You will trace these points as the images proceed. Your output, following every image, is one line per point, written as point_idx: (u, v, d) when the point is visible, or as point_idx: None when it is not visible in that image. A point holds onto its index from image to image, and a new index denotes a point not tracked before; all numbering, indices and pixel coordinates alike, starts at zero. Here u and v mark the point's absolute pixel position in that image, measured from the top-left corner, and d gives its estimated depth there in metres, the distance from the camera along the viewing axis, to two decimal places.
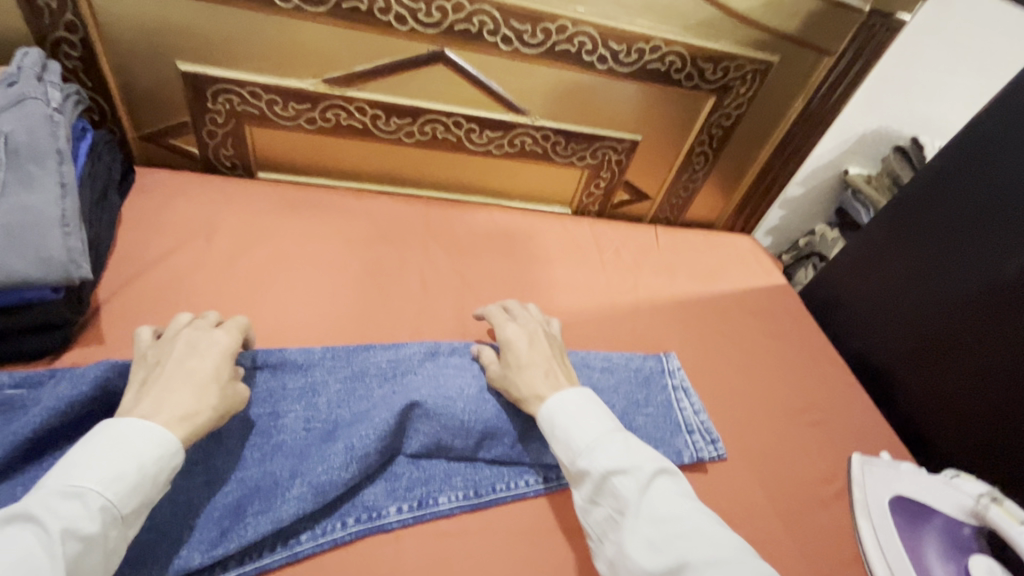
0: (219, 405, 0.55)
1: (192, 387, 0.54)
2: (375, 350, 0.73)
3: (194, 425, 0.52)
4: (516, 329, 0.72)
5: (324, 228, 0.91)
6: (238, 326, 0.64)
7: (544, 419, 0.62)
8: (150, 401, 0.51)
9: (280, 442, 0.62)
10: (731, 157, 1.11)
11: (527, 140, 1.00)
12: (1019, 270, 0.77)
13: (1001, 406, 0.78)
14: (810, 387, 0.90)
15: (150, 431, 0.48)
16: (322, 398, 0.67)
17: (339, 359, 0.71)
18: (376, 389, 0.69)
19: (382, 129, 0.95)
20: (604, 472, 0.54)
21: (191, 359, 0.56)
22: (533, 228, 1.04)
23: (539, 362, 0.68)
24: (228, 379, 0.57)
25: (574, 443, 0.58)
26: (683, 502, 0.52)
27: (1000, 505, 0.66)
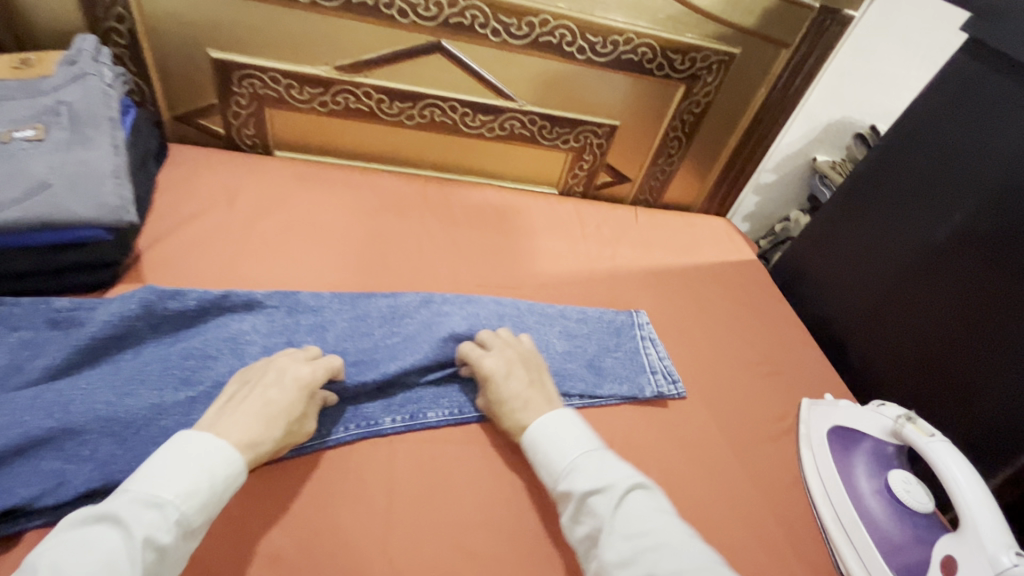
0: (281, 439, 0.58)
1: (266, 418, 0.57)
2: (376, 298, 0.83)
3: (255, 454, 0.56)
4: (494, 361, 0.71)
5: (333, 198, 1.02)
6: (329, 364, 0.66)
7: (526, 445, 0.65)
8: (229, 420, 0.56)
9: None
10: (704, 142, 1.22)
11: (516, 124, 1.12)
12: (954, 230, 0.87)
13: (937, 351, 0.88)
14: (768, 344, 0.99)
15: (221, 451, 0.52)
16: (330, 332, 0.76)
17: (345, 303, 0.81)
18: (376, 327, 0.79)
19: (385, 112, 1.07)
20: (580, 492, 0.57)
21: (275, 389, 0.60)
22: (522, 204, 1.15)
23: (518, 394, 0.69)
24: (298, 417, 0.61)
25: (555, 465, 0.61)
26: (657, 514, 0.55)
27: (913, 424, 0.70)
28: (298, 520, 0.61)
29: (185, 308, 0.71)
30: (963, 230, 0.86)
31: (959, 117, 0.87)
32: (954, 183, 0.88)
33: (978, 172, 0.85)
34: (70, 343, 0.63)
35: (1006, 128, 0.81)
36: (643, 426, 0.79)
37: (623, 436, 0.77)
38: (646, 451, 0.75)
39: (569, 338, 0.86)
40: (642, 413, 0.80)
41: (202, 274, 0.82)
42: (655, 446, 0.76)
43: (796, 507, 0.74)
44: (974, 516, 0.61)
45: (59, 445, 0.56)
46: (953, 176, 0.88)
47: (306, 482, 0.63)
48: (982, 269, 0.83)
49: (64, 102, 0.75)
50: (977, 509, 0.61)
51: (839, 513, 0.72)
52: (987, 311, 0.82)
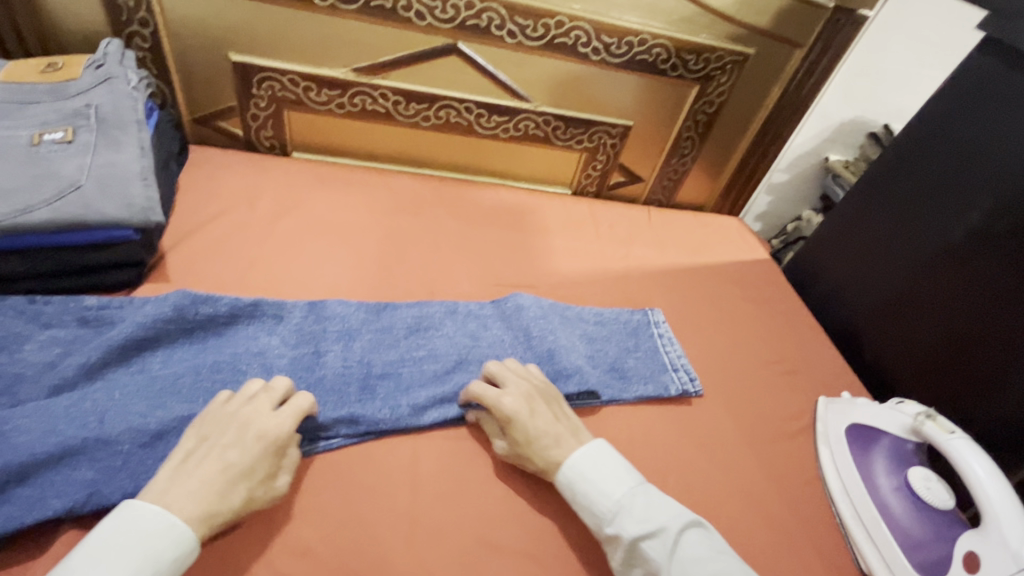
0: (241, 507, 0.55)
1: (224, 483, 0.54)
2: (400, 309, 0.83)
3: (211, 526, 0.53)
4: (514, 400, 0.67)
5: (351, 198, 1.03)
6: (298, 410, 0.62)
7: (564, 487, 0.64)
8: (178, 491, 0.53)
9: (322, 375, 0.71)
10: (717, 141, 1.23)
11: (530, 125, 1.12)
12: (970, 229, 0.87)
13: (954, 350, 0.88)
14: (784, 343, 0.99)
15: (168, 531, 0.50)
16: (357, 342, 0.77)
17: (370, 313, 0.81)
18: (401, 339, 0.79)
19: (401, 113, 1.08)
20: (633, 538, 0.58)
21: (233, 450, 0.56)
22: (536, 204, 1.16)
23: (549, 435, 0.66)
24: (260, 479, 0.57)
25: (601, 507, 0.61)
26: (711, 554, 0.58)
27: (933, 421, 0.70)
28: (324, 513, 0.62)
29: (217, 313, 0.72)
30: (980, 229, 0.86)
31: (974, 116, 0.88)
32: (970, 182, 0.88)
33: (994, 170, 0.85)
34: (103, 344, 0.64)
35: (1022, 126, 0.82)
36: (661, 423, 0.79)
37: (642, 433, 0.77)
38: (665, 448, 0.76)
39: (590, 342, 0.86)
40: (660, 410, 0.81)
41: (225, 273, 0.84)
42: (673, 442, 0.77)
43: (815, 503, 0.74)
44: (998, 514, 0.61)
45: (93, 454, 0.57)
46: (968, 176, 0.88)
47: (332, 477, 0.64)
48: (998, 268, 0.83)
49: (92, 105, 0.77)
50: (1002, 508, 0.61)
51: (858, 510, 0.72)
52: (1004, 310, 0.82)
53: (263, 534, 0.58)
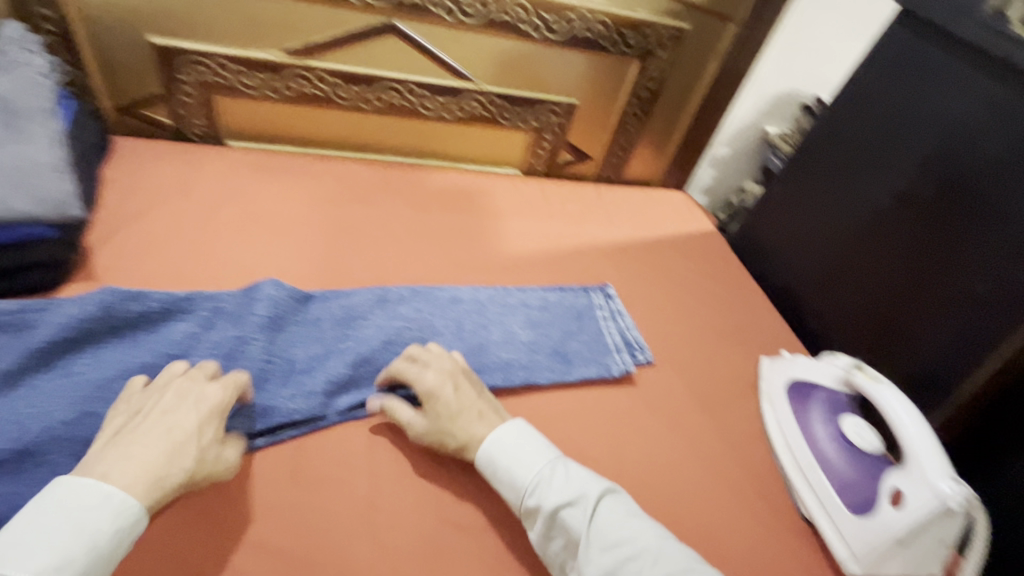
0: (194, 470, 0.53)
1: (171, 447, 0.52)
2: (327, 299, 0.80)
3: (162, 491, 0.50)
4: (435, 376, 0.67)
5: (294, 187, 1.00)
6: (238, 381, 0.61)
7: (483, 463, 0.64)
8: (118, 459, 0.50)
9: (241, 368, 0.67)
10: (660, 116, 1.25)
11: (475, 105, 1.11)
12: (896, 193, 0.93)
13: (885, 308, 0.93)
14: (729, 309, 1.03)
15: (110, 502, 0.47)
16: (282, 334, 0.73)
17: (299, 302, 0.77)
18: (328, 329, 0.76)
19: (341, 97, 1.04)
20: (553, 509, 0.59)
21: (176, 415, 0.55)
22: (486, 186, 1.15)
23: (468, 411, 0.66)
24: (210, 443, 0.55)
25: (519, 483, 0.62)
26: (627, 518, 0.60)
27: (862, 371, 0.75)
28: (276, 507, 0.60)
29: (148, 309, 0.69)
30: (904, 193, 0.92)
31: (894, 86, 0.93)
32: (895, 149, 0.93)
33: (912, 136, 0.91)
34: (21, 350, 0.60)
35: (936, 92, 0.87)
36: (615, 394, 0.81)
37: (596, 403, 0.79)
38: (618, 416, 0.78)
39: (533, 328, 0.87)
40: (613, 380, 0.83)
41: (158, 269, 0.80)
42: (627, 410, 0.80)
43: (759, 458, 0.78)
44: (917, 450, 0.64)
45: (17, 467, 0.55)
46: (892, 143, 0.94)
47: (285, 471, 0.63)
48: (922, 229, 0.89)
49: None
50: (919, 443, 0.65)
51: (798, 459, 0.75)
52: (920, 268, 0.88)
53: (212, 535, 0.57)
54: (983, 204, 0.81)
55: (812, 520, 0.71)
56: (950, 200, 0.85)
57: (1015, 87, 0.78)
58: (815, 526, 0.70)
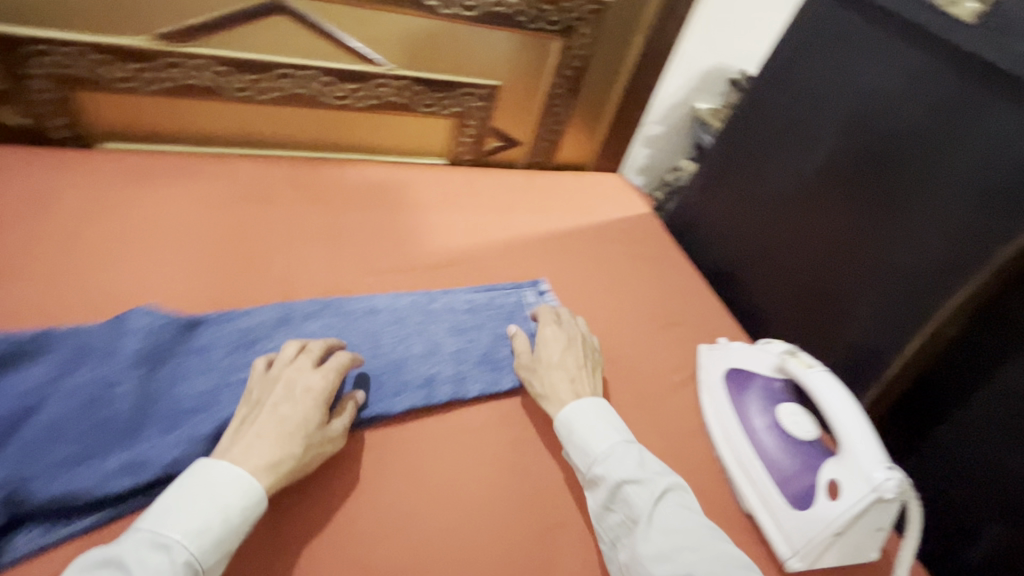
0: (302, 455, 0.57)
1: (283, 434, 0.57)
2: (221, 323, 0.71)
3: (276, 478, 0.55)
4: (558, 335, 0.78)
5: (182, 192, 0.88)
6: (338, 364, 0.64)
7: (560, 422, 0.69)
8: (244, 446, 0.55)
9: (107, 415, 0.57)
10: (589, 96, 1.19)
11: (387, 91, 1.02)
12: (818, 164, 0.90)
13: (811, 283, 0.91)
14: (667, 296, 1.00)
15: (236, 481, 0.52)
16: (161, 371, 0.63)
17: (185, 331, 0.68)
18: (221, 358, 0.67)
19: (229, 86, 0.92)
20: (619, 481, 0.62)
21: (287, 404, 0.59)
22: (407, 179, 1.07)
23: (569, 368, 0.74)
24: (317, 427, 0.59)
25: (591, 450, 0.65)
26: (688, 514, 0.61)
27: (795, 357, 0.73)
28: None
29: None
30: (826, 163, 0.89)
31: (815, 54, 0.90)
32: (817, 119, 0.91)
33: (833, 106, 0.88)
34: None
35: (853, 60, 0.85)
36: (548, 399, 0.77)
37: None
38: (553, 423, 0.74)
39: (459, 334, 0.81)
40: None
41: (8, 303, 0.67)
42: None
43: (699, 452, 0.76)
44: (850, 437, 0.63)
45: None
46: (813, 114, 0.91)
47: None
48: (843, 200, 0.87)
49: None
50: (853, 431, 0.63)
51: (737, 453, 0.73)
52: (846, 241, 0.86)
53: None
54: (902, 172, 0.79)
55: (752, 513, 0.69)
56: (870, 170, 0.83)
57: (927, 51, 0.76)
58: (756, 521, 0.69)
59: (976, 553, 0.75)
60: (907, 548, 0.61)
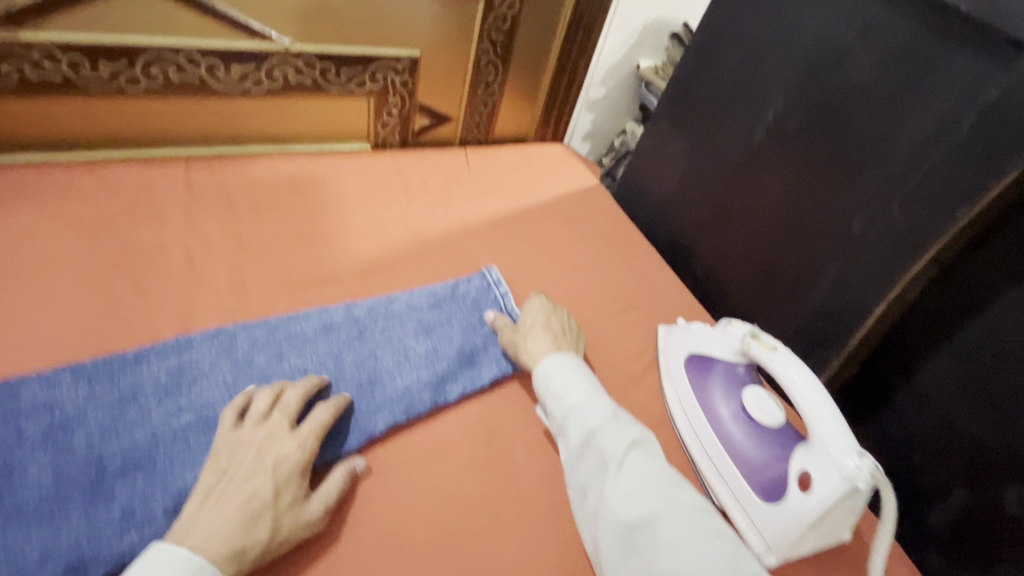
0: (270, 539, 0.50)
1: (248, 516, 0.49)
2: (145, 364, 0.61)
3: (239, 564, 0.48)
4: (541, 304, 0.77)
5: (45, 213, 0.74)
6: (317, 427, 0.58)
7: (538, 375, 0.66)
8: (205, 526, 0.48)
9: (20, 504, 0.50)
10: (521, 61, 1.09)
11: (289, 71, 0.88)
12: (768, 126, 0.84)
13: (765, 253, 0.86)
14: (621, 277, 0.94)
15: (198, 574, 0.45)
16: (77, 435, 0.55)
17: (98, 384, 0.59)
18: (152, 406, 0.59)
19: (89, 78, 0.77)
20: (589, 428, 0.60)
21: (256, 478, 0.52)
22: (324, 171, 0.94)
23: (553, 329, 0.73)
24: (290, 505, 0.52)
25: (565, 401, 0.63)
26: (657, 470, 0.57)
27: (758, 341, 0.68)
28: None
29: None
30: (776, 125, 0.83)
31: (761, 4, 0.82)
32: (765, 76, 0.84)
33: (781, 62, 0.81)
34: None
35: (798, 12, 0.78)
36: (499, 408, 0.70)
37: (481, 426, 0.68)
38: (506, 437, 0.68)
39: (427, 335, 0.74)
40: (498, 393, 0.72)
41: None
42: (518, 428, 0.69)
43: (666, 449, 0.71)
44: (821, 425, 0.59)
45: None
46: (761, 71, 0.84)
47: None
48: (795, 165, 0.81)
49: None
50: (821, 421, 0.59)
51: (705, 446, 0.69)
52: (801, 209, 0.81)
53: None
54: (856, 132, 0.73)
55: (726, 510, 0.65)
56: (823, 131, 0.77)
57: None
58: (730, 518, 0.65)
59: (940, 518, 0.72)
60: (883, 537, 0.56)
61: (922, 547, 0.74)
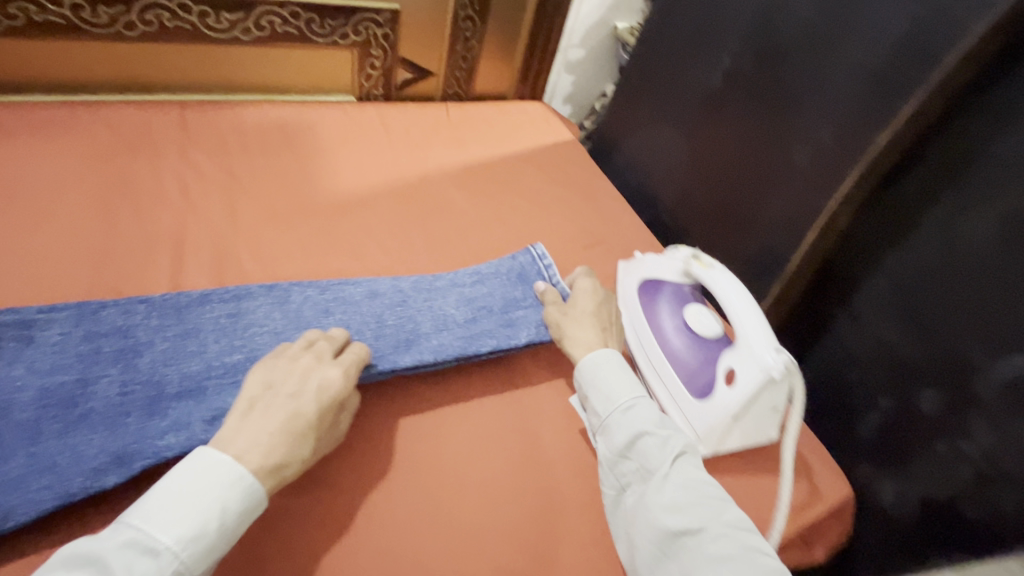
0: (307, 457, 0.53)
1: (292, 432, 0.52)
2: (210, 305, 0.67)
3: (278, 478, 0.51)
4: (592, 290, 0.76)
5: (53, 146, 0.81)
6: (357, 364, 0.61)
7: (584, 367, 0.67)
8: (248, 438, 0.51)
9: (87, 410, 0.55)
10: (499, 18, 1.15)
11: (276, 20, 0.94)
12: (724, 70, 0.90)
13: (723, 192, 0.92)
14: (590, 219, 1.00)
15: (237, 482, 0.47)
16: (143, 358, 0.60)
17: (167, 317, 0.64)
18: (210, 342, 0.63)
19: (90, 22, 0.84)
20: (637, 431, 0.61)
21: (301, 398, 0.55)
22: (311, 118, 1.00)
23: (601, 321, 0.73)
24: (325, 428, 0.56)
25: (613, 399, 0.64)
26: (703, 480, 0.57)
27: (698, 261, 0.74)
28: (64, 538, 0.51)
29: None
30: (731, 68, 0.89)
31: None
32: (720, 23, 0.89)
33: (735, 10, 0.87)
34: None
35: None
36: None
37: None
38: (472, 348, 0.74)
39: (469, 305, 0.75)
40: None
41: None
42: None
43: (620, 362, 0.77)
44: (746, 331, 0.66)
45: None
46: (718, 18, 0.90)
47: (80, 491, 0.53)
48: (748, 106, 0.87)
49: None
50: (747, 325, 0.66)
51: (650, 356, 0.75)
52: (753, 149, 0.86)
53: None
54: (798, 72, 0.79)
55: (666, 411, 0.73)
56: (770, 72, 0.83)
57: None
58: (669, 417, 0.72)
59: (867, 428, 0.78)
60: (794, 421, 0.65)
61: (849, 455, 0.80)
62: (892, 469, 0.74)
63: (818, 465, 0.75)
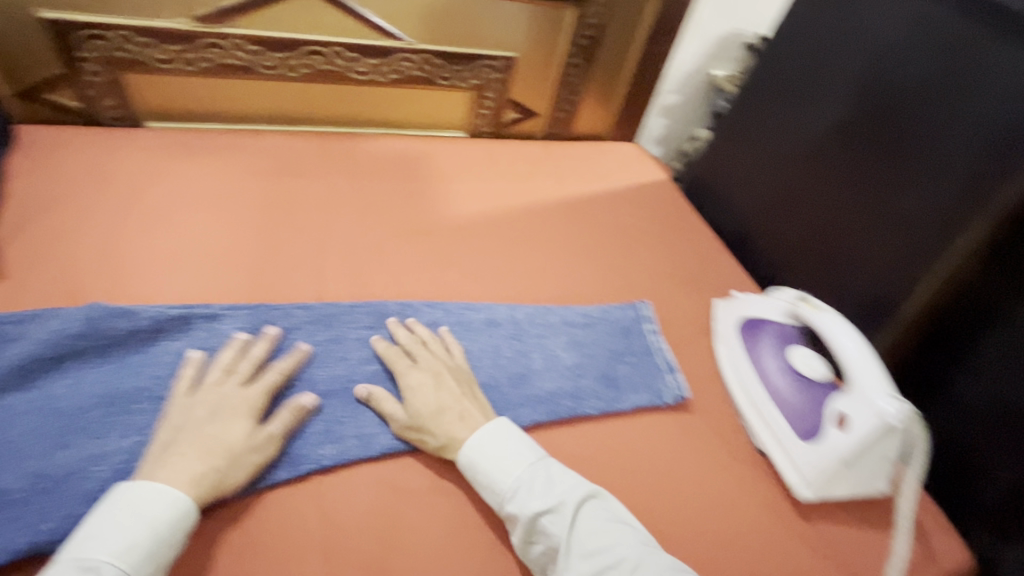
0: (229, 467, 0.55)
1: (204, 450, 0.55)
2: (353, 317, 0.75)
3: (206, 489, 0.54)
4: (419, 376, 0.67)
5: (220, 163, 0.95)
6: (269, 380, 0.63)
7: (464, 465, 0.61)
8: (165, 468, 0.53)
9: None
10: (603, 65, 1.21)
11: (409, 65, 1.06)
12: (832, 115, 0.91)
13: (827, 236, 0.91)
14: (686, 258, 1.02)
15: (161, 498, 0.51)
16: None
17: (320, 324, 0.73)
18: (353, 350, 0.72)
19: (261, 65, 0.99)
20: (531, 514, 0.57)
21: (209, 423, 0.57)
22: (430, 151, 1.11)
23: (442, 408, 0.64)
24: (244, 440, 0.57)
25: (498, 485, 0.60)
26: (608, 528, 0.57)
27: (809, 304, 0.76)
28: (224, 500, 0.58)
29: (136, 327, 0.66)
30: (839, 114, 0.90)
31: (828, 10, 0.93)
32: (830, 71, 0.92)
33: (845, 61, 0.90)
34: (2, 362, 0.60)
35: (866, 15, 0.87)
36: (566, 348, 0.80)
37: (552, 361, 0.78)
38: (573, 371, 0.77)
39: (577, 348, 0.79)
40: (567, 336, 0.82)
41: (75, 258, 0.76)
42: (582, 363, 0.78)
43: (717, 399, 0.78)
44: (857, 375, 0.66)
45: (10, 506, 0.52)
46: (827, 67, 0.92)
47: None
48: (858, 152, 0.88)
49: None
50: (860, 370, 0.67)
51: (750, 394, 0.76)
52: (862, 193, 0.86)
53: None
54: (914, 121, 0.80)
55: (766, 451, 0.72)
56: (884, 120, 0.84)
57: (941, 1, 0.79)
58: (770, 458, 0.72)
59: (988, 493, 0.73)
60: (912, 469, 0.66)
61: (967, 519, 0.75)
62: (1018, 539, 0.69)
63: (933, 526, 0.71)
